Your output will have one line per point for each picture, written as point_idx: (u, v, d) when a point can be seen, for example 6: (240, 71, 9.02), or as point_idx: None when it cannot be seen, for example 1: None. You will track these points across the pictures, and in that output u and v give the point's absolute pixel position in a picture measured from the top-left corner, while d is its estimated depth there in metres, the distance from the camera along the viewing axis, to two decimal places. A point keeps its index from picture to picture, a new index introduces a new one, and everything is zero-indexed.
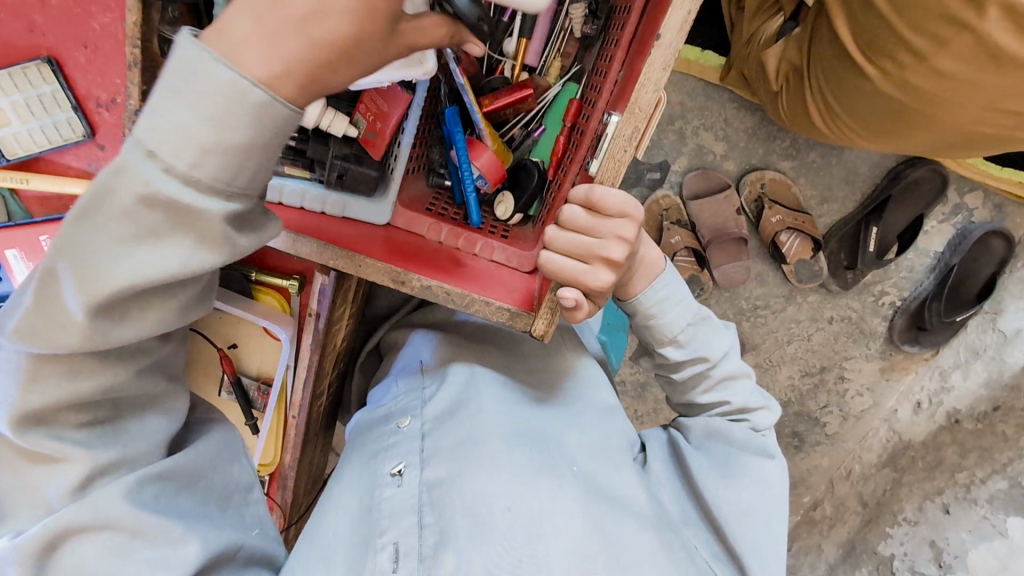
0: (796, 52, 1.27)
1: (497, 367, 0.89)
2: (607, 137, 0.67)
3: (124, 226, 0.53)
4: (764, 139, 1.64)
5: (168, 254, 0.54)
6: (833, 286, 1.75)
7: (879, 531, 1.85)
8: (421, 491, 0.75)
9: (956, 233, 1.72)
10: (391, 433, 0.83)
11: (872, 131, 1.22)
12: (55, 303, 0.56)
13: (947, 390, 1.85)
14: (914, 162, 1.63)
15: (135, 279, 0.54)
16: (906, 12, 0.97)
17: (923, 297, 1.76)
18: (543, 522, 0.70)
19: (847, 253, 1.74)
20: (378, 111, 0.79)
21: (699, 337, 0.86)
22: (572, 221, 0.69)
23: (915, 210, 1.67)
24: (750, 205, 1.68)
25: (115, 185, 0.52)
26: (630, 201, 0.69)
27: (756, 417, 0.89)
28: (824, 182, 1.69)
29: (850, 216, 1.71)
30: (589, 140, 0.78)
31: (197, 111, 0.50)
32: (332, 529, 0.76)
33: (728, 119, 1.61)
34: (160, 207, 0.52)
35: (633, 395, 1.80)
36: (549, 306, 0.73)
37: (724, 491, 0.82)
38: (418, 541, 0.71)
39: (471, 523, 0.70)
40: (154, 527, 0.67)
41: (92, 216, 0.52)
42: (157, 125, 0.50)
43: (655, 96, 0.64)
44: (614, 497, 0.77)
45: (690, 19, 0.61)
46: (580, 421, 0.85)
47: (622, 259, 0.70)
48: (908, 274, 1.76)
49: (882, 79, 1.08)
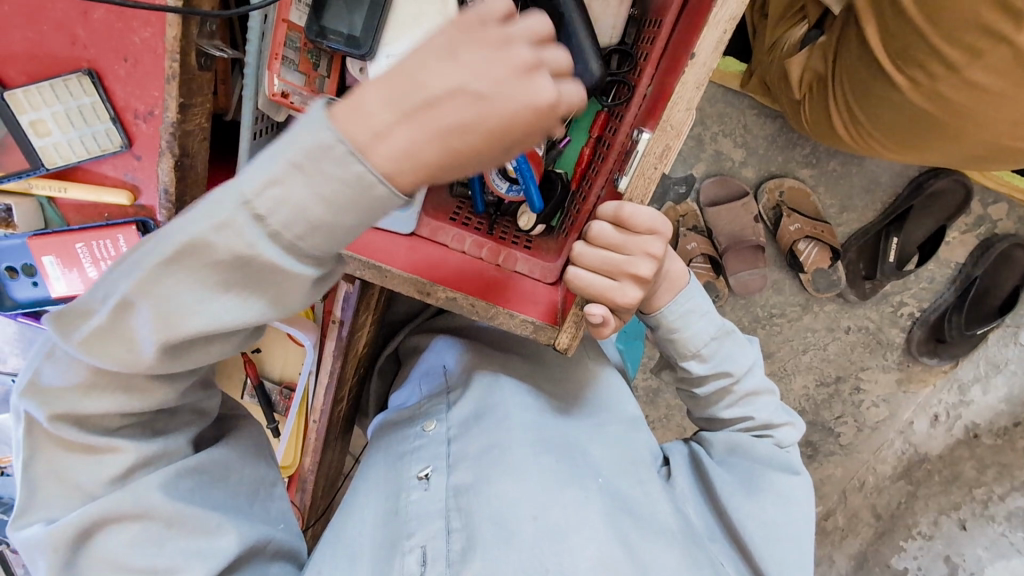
0: (820, 60, 1.26)
1: (521, 374, 0.89)
2: (636, 154, 0.67)
3: (188, 273, 0.49)
4: (784, 146, 1.63)
5: (230, 310, 0.51)
6: (851, 296, 1.73)
7: (893, 544, 1.87)
8: (448, 496, 0.76)
9: (980, 244, 1.69)
10: (417, 435, 0.84)
11: (899, 142, 1.20)
12: (104, 336, 0.52)
13: (967, 404, 1.82)
14: (938, 172, 1.60)
15: (185, 330, 0.51)
16: (941, 22, 0.96)
17: (943, 309, 1.74)
18: (569, 535, 0.70)
19: (867, 263, 1.72)
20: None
21: (723, 353, 0.85)
22: (601, 237, 0.69)
23: (936, 221, 1.65)
24: (769, 213, 1.67)
25: (192, 231, 0.48)
26: (660, 219, 0.68)
27: (779, 434, 0.89)
28: (844, 191, 1.67)
29: (871, 226, 1.68)
30: (616, 153, 0.78)
31: (300, 176, 0.46)
32: (360, 528, 0.76)
33: (747, 126, 1.60)
34: (234, 266, 0.49)
35: (645, 400, 1.80)
36: (574, 321, 0.74)
37: (749, 505, 0.81)
38: (446, 545, 0.71)
39: (498, 530, 0.70)
40: (188, 523, 0.67)
41: (174, 265, 0.49)
42: (269, 185, 0.46)
43: (688, 115, 0.64)
44: (638, 510, 0.77)
45: (724, 39, 0.61)
46: (604, 432, 0.85)
47: (649, 275, 0.70)
48: (928, 286, 1.74)
49: (913, 90, 1.06)
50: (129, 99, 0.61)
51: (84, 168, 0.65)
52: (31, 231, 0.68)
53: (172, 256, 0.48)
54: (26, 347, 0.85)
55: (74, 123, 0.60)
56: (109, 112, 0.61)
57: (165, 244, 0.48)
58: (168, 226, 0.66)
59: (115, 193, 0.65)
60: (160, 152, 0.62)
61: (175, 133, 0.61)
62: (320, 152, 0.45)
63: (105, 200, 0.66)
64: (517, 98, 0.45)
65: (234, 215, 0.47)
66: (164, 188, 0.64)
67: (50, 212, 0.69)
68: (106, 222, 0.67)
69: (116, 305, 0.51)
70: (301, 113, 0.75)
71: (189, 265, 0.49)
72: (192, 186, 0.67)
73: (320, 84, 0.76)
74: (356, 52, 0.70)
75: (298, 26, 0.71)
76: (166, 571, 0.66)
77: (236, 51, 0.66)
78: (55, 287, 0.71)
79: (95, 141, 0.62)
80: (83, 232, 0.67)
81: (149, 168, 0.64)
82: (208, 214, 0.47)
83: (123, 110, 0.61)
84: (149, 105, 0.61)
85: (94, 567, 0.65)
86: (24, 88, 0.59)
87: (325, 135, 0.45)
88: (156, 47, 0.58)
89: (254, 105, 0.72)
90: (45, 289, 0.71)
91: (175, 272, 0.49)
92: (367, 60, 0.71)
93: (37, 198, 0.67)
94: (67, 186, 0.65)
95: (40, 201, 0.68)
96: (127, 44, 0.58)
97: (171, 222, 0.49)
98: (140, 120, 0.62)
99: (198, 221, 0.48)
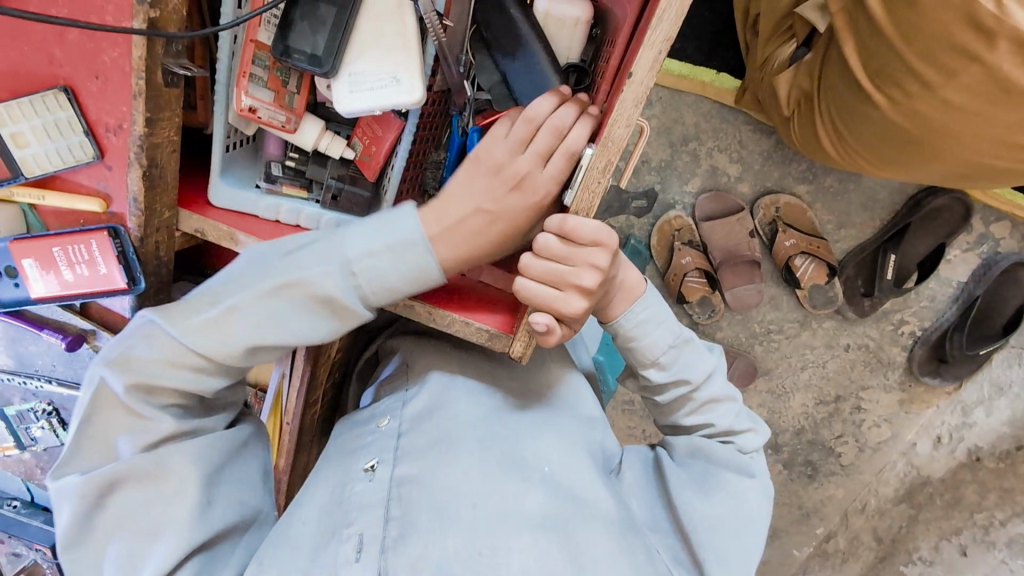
0: (807, 77, 1.26)
1: (477, 372, 0.91)
2: (580, 168, 0.69)
3: (287, 297, 0.72)
4: (780, 162, 1.63)
5: (308, 328, 0.74)
6: (849, 313, 1.72)
7: (892, 569, 1.82)
8: (391, 487, 0.78)
9: (981, 263, 1.66)
10: (370, 433, 0.86)
11: (881, 158, 1.20)
12: (199, 333, 0.71)
13: (969, 427, 1.77)
14: (935, 190, 1.58)
15: (263, 336, 0.72)
16: (917, 38, 0.94)
17: (944, 328, 1.71)
18: (508, 527, 0.72)
19: (864, 280, 1.70)
20: (374, 135, 0.84)
21: (681, 361, 0.86)
22: (546, 250, 0.71)
23: (934, 240, 1.63)
24: (764, 229, 1.67)
25: (304, 273, 0.71)
26: (603, 230, 0.70)
27: (744, 440, 0.89)
28: (842, 208, 1.66)
29: (868, 242, 1.67)
30: (572, 169, 0.81)
31: (379, 244, 0.71)
32: (305, 517, 0.78)
33: (743, 141, 1.61)
34: (320, 296, 0.72)
35: (641, 414, 1.80)
36: (526, 330, 0.77)
37: (696, 501, 0.82)
38: (382, 532, 0.73)
39: (435, 517, 0.73)
40: (194, 484, 0.75)
41: (280, 292, 0.72)
42: (366, 256, 0.70)
43: (629, 130, 0.66)
44: (581, 499, 0.78)
45: (661, 59, 0.63)
46: (561, 424, 0.86)
47: (594, 286, 0.72)
48: (930, 304, 1.71)
49: (891, 108, 1.05)
50: (101, 114, 0.65)
51: (62, 177, 0.70)
52: (12, 235, 0.72)
53: (283, 286, 0.71)
54: (8, 346, 0.85)
55: (51, 135, 0.65)
56: (83, 125, 0.66)
57: (279, 279, 0.71)
58: (138, 233, 0.71)
59: (89, 201, 0.70)
60: (129, 163, 0.67)
61: (143, 145, 0.65)
62: (402, 239, 0.71)
63: (80, 206, 0.70)
64: (513, 208, 0.73)
65: (331, 267, 0.71)
66: (134, 197, 0.68)
67: (32, 219, 0.74)
68: (81, 227, 0.71)
69: (224, 312, 0.71)
70: (271, 127, 0.80)
71: (287, 288, 0.71)
72: (163, 196, 0.71)
73: (290, 100, 0.80)
74: (319, 69, 0.74)
75: (266, 46, 0.75)
76: (156, 533, 0.75)
77: (205, 68, 0.73)
78: (35, 289, 0.74)
79: (70, 152, 0.67)
80: (59, 237, 0.71)
81: (119, 177, 0.68)
82: (313, 264, 0.71)
83: (96, 124, 0.66)
84: (119, 118, 0.65)
85: (100, 518, 0.74)
86: (5, 104, 0.64)
87: (405, 222, 0.71)
88: (124, 66, 0.62)
89: (225, 119, 0.78)
90: (26, 290, 0.74)
91: (277, 296, 0.72)
92: (330, 77, 0.76)
93: (20, 205, 0.73)
94: (45, 193, 0.70)
95: (23, 208, 0.73)
96: (98, 63, 0.63)
97: (289, 263, 0.72)
98: (111, 134, 0.66)
99: (309, 266, 0.71)
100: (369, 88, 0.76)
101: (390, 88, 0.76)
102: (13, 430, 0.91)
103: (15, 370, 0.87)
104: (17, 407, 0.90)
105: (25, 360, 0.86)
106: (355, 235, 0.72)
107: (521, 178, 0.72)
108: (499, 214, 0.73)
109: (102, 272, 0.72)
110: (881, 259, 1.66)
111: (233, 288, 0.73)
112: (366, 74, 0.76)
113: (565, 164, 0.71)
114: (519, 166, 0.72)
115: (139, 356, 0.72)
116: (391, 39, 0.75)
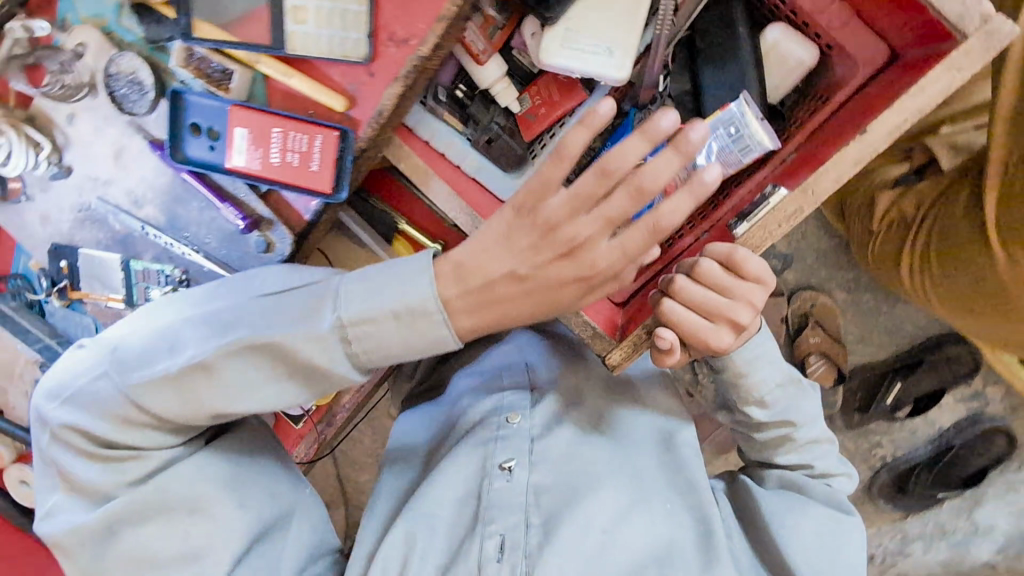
0: (915, 202, 1.12)
1: (597, 400, 0.96)
2: (767, 204, 0.80)
3: (235, 356, 0.72)
4: (832, 264, 1.61)
5: (356, 339, 0.72)
6: (839, 421, 1.74)
7: None
8: (529, 492, 0.86)
9: (967, 416, 1.73)
10: (499, 425, 0.92)
11: (960, 309, 1.09)
12: (224, 390, 0.74)
13: (905, 556, 1.94)
14: (960, 336, 1.61)
15: (284, 389, 0.75)
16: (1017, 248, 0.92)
17: (914, 462, 1.77)
18: (631, 558, 0.83)
19: (863, 395, 1.69)
20: (549, 99, 0.90)
21: (789, 401, 0.89)
22: (708, 276, 0.74)
23: (943, 380, 1.61)
24: (794, 319, 1.61)
25: (237, 342, 0.72)
26: (767, 272, 0.74)
27: (835, 481, 0.93)
28: (871, 324, 1.66)
29: (880, 363, 1.67)
30: (731, 207, 0.90)
31: (433, 337, 0.72)
32: (439, 500, 0.87)
33: (807, 233, 1.61)
34: (293, 349, 0.72)
35: None
36: (634, 340, 0.85)
37: (791, 539, 0.85)
38: (524, 537, 0.83)
39: (576, 532, 0.82)
40: (223, 512, 0.81)
41: (264, 352, 0.73)
42: (364, 321, 0.71)
43: (832, 187, 0.78)
44: (703, 531, 0.86)
45: (901, 127, 0.74)
46: (678, 452, 0.93)
47: (746, 324, 0.76)
48: (909, 437, 1.76)
49: (1008, 266, 0.94)
50: (392, 23, 0.76)
51: (312, 65, 0.78)
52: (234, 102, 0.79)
53: (282, 346, 0.72)
54: (164, 203, 0.88)
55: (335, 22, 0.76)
56: (369, 27, 0.76)
57: (268, 336, 0.72)
58: (365, 141, 0.80)
59: (333, 97, 0.78)
60: (397, 77, 0.77)
61: (417, 67, 0.76)
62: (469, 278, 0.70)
63: (319, 97, 0.78)
64: (555, 283, 0.70)
65: (279, 340, 0.72)
66: (382, 109, 0.78)
67: (256, 89, 0.81)
68: (309, 117, 0.79)
69: (218, 353, 0.72)
70: (466, 48, 0.86)
71: (314, 343, 0.72)
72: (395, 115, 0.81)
73: (491, 34, 0.87)
74: (545, 11, 0.79)
75: None
76: (206, 518, 0.80)
77: None
78: (232, 159, 0.80)
79: (344, 44, 0.76)
80: (285, 121, 0.78)
81: (376, 86, 0.78)
82: (358, 333, 0.72)
83: (381, 30, 0.76)
84: (410, 34, 0.76)
85: (113, 552, 0.78)
86: None
87: (444, 273, 0.71)
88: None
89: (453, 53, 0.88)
90: (222, 157, 0.80)
91: (260, 357, 0.73)
92: (550, 24, 0.81)
93: (254, 73, 0.80)
94: (292, 73, 0.78)
95: (256, 76, 0.80)
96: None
97: (257, 327, 0.72)
98: (393, 44, 0.76)
99: (301, 342, 0.72)
100: (584, 49, 0.82)
101: (600, 58, 0.82)
102: (131, 283, 0.90)
103: (161, 227, 0.89)
104: (146, 263, 0.89)
105: (177, 223, 0.88)
106: (351, 295, 0.72)
107: (612, 218, 0.66)
108: (606, 257, 0.68)
109: (313, 169, 0.79)
110: (887, 381, 1.64)
111: (213, 340, 0.72)
112: (585, 35, 0.82)
113: (641, 241, 0.67)
114: (562, 224, 0.67)
115: (160, 395, 0.74)
116: (619, 13, 0.81)
